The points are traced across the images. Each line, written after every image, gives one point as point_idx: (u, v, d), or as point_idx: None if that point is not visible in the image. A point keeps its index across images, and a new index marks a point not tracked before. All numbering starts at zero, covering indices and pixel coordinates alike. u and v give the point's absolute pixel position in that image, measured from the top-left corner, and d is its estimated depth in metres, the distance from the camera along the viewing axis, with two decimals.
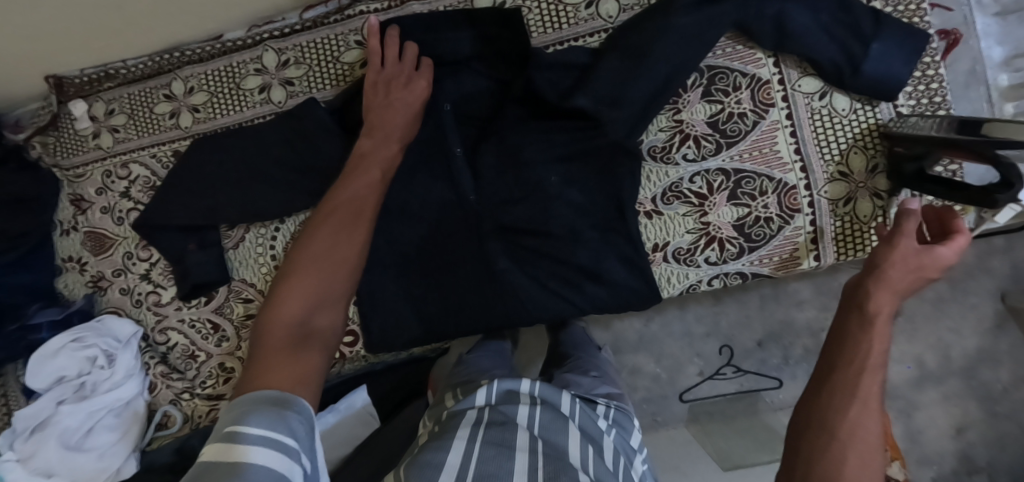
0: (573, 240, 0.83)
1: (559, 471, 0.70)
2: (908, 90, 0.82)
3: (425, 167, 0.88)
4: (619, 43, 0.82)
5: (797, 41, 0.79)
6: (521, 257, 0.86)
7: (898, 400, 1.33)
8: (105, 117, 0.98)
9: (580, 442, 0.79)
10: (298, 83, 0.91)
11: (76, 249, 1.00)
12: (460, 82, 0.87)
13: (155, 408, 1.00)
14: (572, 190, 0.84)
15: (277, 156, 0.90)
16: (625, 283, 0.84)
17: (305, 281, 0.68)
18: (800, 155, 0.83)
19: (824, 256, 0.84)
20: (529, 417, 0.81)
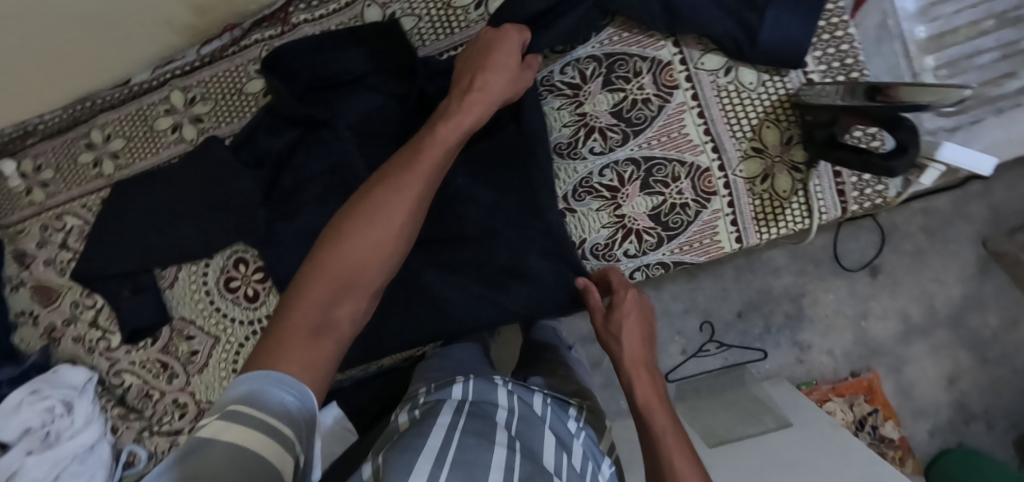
0: (490, 241, 0.81)
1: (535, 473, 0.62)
2: (817, 55, 0.78)
3: (332, 192, 0.87)
4: None
5: (690, 18, 0.76)
6: (445, 266, 0.83)
7: (887, 357, 1.35)
8: (34, 173, 1.00)
9: (556, 447, 0.72)
10: (208, 119, 0.92)
11: (27, 303, 1.03)
12: (358, 100, 0.86)
13: (121, 449, 1.02)
14: (483, 189, 0.82)
15: (194, 194, 0.91)
16: (549, 278, 0.81)
17: (333, 259, 0.59)
18: (710, 135, 0.80)
19: (746, 237, 0.81)
20: (506, 420, 0.73)
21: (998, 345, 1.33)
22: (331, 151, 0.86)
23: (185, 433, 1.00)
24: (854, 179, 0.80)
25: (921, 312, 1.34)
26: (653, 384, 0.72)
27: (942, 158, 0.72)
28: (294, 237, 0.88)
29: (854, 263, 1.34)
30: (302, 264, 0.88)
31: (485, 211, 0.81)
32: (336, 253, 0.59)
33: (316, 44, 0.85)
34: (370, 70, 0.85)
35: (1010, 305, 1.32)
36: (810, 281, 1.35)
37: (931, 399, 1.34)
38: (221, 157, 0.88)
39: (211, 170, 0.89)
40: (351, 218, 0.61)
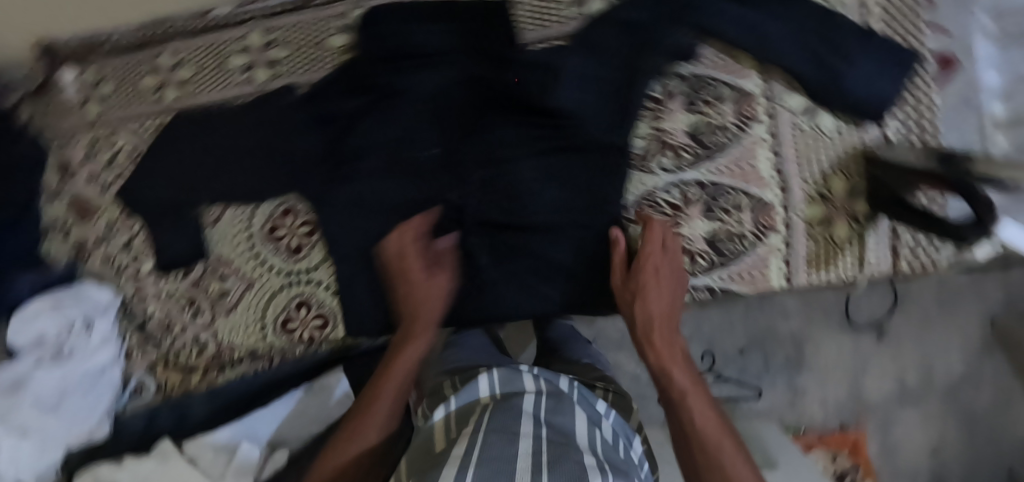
0: (552, 233, 0.84)
1: (562, 453, 0.63)
2: (897, 113, 0.80)
3: (391, 163, 0.86)
4: (599, 45, 0.79)
5: (778, 55, 0.77)
6: (500, 252, 0.86)
7: (874, 411, 1.37)
8: (95, 86, 0.99)
9: (586, 426, 0.74)
10: (282, 64, 0.91)
11: (61, 215, 1.01)
12: (430, 76, 0.83)
13: (130, 376, 1.02)
14: (553, 185, 0.83)
15: (250, 136, 0.89)
16: (600, 281, 0.85)
17: (391, 372, 0.81)
18: (779, 172, 0.82)
19: (796, 277, 0.83)
20: (531, 406, 0.74)
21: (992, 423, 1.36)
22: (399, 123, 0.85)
23: (200, 371, 1.01)
24: (910, 239, 0.81)
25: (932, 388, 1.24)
26: (686, 381, 0.74)
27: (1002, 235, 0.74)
28: (349, 200, 0.88)
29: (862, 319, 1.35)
30: (353, 227, 0.89)
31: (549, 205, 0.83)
32: (392, 385, 0.80)
33: (404, 13, 0.84)
34: (455, 48, 0.83)
35: (1006, 387, 1.35)
36: (816, 328, 1.35)
37: (914, 461, 1.38)
38: (292, 106, 0.88)
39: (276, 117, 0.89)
40: (408, 337, 0.83)
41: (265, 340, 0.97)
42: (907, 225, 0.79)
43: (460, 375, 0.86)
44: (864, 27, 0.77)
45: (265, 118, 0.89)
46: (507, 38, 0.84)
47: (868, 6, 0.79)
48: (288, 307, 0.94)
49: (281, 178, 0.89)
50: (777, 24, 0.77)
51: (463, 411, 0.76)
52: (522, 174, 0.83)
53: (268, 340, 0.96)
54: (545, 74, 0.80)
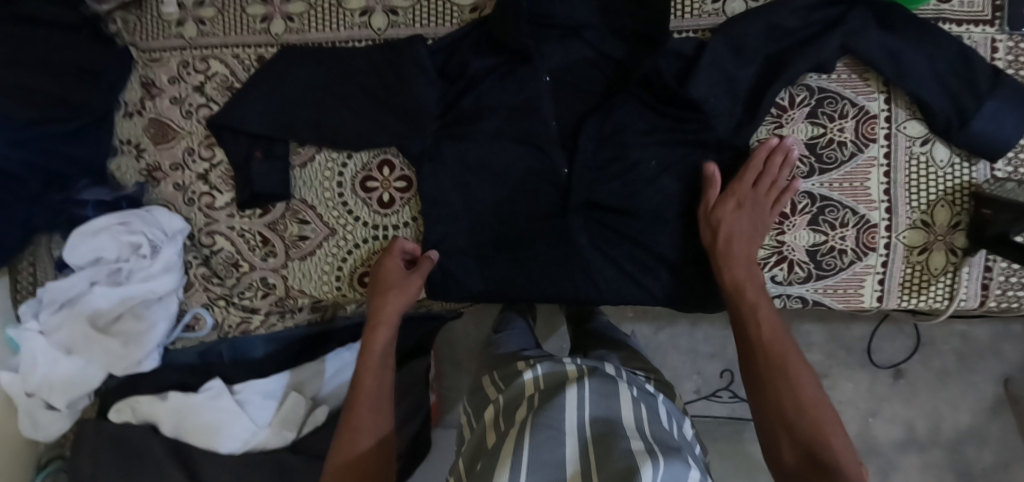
0: (657, 223, 0.85)
1: (613, 448, 0.64)
2: (1010, 156, 0.82)
3: (506, 131, 0.86)
4: (742, 42, 0.81)
5: (911, 81, 0.79)
6: (602, 236, 0.86)
7: (880, 458, 1.27)
8: (194, 6, 0.95)
9: (633, 406, 0.73)
10: (403, 14, 0.89)
11: (137, 134, 0.97)
12: (567, 50, 0.85)
13: (186, 310, 0.99)
14: (668, 177, 0.84)
15: (363, 82, 0.88)
16: (699, 278, 0.85)
17: (372, 363, 0.80)
18: (888, 196, 0.83)
19: (887, 299, 0.85)
20: (576, 396, 0.71)
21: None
22: (520, 93, 0.85)
23: (262, 314, 0.98)
24: (1001, 278, 0.83)
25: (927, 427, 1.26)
26: (773, 329, 0.72)
27: None
28: (457, 164, 0.87)
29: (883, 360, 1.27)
30: (454, 190, 0.87)
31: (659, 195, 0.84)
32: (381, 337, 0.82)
33: None
34: (594, 27, 0.84)
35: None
36: (835, 365, 1.28)
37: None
38: (410, 58, 0.86)
39: (395, 66, 0.87)
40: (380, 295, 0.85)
41: (339, 291, 0.94)
42: (1006, 262, 0.81)
43: (500, 370, 0.86)
44: (996, 67, 0.79)
45: (381, 66, 0.88)
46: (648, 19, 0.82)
47: (997, 48, 0.81)
48: (368, 261, 0.92)
49: (388, 128, 0.87)
50: (915, 50, 0.79)
51: (508, 401, 0.77)
52: (638, 158, 0.83)
53: (342, 292, 0.94)
54: (682, 65, 0.83)
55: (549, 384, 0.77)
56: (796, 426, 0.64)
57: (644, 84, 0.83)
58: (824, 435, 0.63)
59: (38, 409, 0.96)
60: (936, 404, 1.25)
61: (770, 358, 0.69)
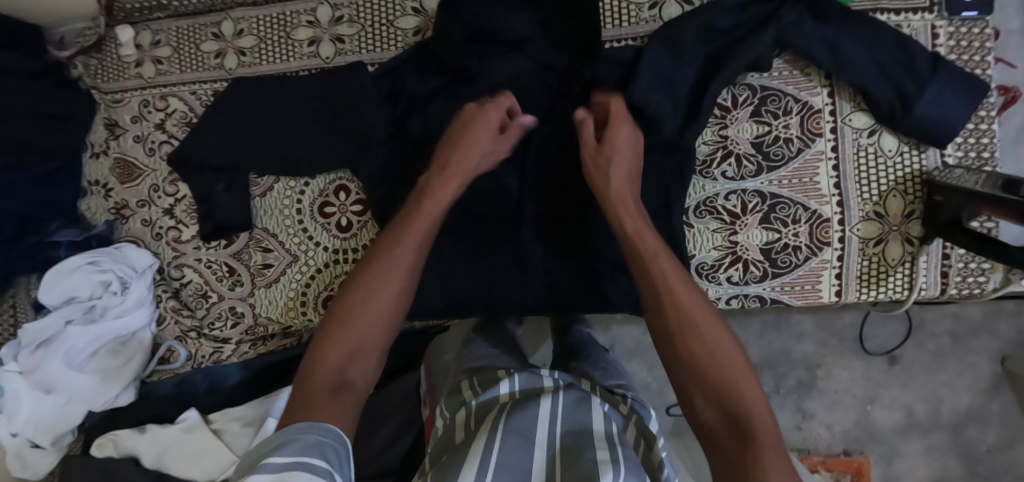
0: (611, 228, 0.85)
1: (580, 452, 0.64)
2: (959, 140, 0.81)
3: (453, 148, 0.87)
4: (680, 42, 0.81)
5: (852, 69, 0.79)
6: (558, 248, 0.86)
7: (880, 445, 1.21)
8: (151, 47, 0.98)
9: (605, 420, 0.71)
10: (349, 41, 0.91)
11: (105, 174, 1.00)
12: (510, 64, 0.85)
13: (160, 343, 1.01)
14: None
15: (314, 108, 0.90)
16: None
17: (386, 284, 0.71)
18: (839, 189, 0.83)
19: (846, 293, 0.84)
20: (549, 406, 0.71)
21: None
22: (463, 110, 0.86)
23: (233, 343, 0.99)
24: (960, 265, 0.83)
25: (927, 412, 1.19)
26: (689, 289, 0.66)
27: None
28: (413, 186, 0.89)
29: (875, 347, 1.21)
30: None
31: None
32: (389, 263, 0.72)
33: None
34: (535, 41, 0.84)
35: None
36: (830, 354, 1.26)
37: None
38: (358, 83, 0.87)
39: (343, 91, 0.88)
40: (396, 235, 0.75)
41: (305, 317, 0.95)
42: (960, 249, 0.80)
43: (476, 375, 0.80)
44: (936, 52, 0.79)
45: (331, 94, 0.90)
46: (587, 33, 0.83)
47: (938, 34, 0.81)
48: (331, 285, 0.93)
49: (342, 152, 0.89)
50: (853, 39, 0.79)
51: (480, 405, 0.74)
52: (585, 166, 0.84)
53: (308, 317, 0.95)
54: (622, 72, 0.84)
55: (526, 395, 0.75)
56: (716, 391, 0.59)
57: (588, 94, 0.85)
58: (748, 403, 0.58)
59: (26, 449, 0.99)
60: (934, 387, 1.19)
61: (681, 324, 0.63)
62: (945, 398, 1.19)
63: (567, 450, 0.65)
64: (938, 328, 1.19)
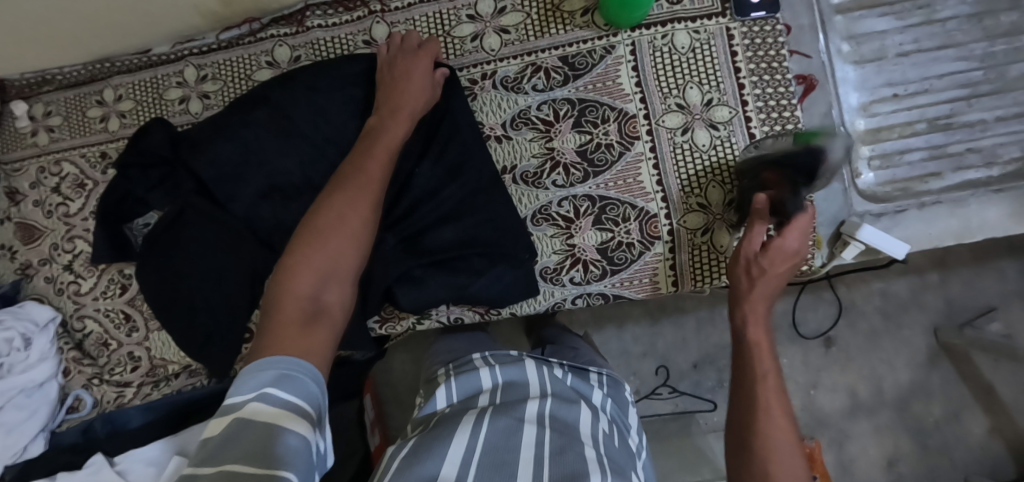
0: (413, 282, 0.89)
1: (565, 447, 0.73)
2: (765, 130, 0.87)
3: (444, 155, 0.89)
4: (467, 174, 0.89)
5: (621, 115, 0.89)
6: (413, 247, 0.89)
7: (830, 429, 1.35)
8: (43, 117, 1.05)
9: (588, 418, 0.82)
10: (214, 96, 1.00)
11: (8, 239, 1.07)
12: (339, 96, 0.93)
13: (68, 392, 1.06)
14: (446, 227, 0.89)
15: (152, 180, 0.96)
16: (433, 293, 0.89)
17: None
18: (661, 186, 0.88)
19: (682, 283, 0.90)
20: (475, 431, 0.75)
21: (940, 432, 1.32)
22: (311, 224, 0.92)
23: (134, 386, 1.05)
24: None
25: (871, 391, 1.34)
26: None
27: (861, 238, 0.83)
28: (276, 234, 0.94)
29: (811, 331, 1.36)
30: (220, 287, 0.95)
31: (440, 243, 0.89)
32: (310, 258, 0.72)
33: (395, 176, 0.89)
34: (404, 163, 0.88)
35: (956, 398, 1.32)
36: (766, 344, 1.36)
37: (869, 478, 1.33)
38: (190, 140, 0.94)
39: (177, 155, 0.95)
40: (287, 267, 0.71)
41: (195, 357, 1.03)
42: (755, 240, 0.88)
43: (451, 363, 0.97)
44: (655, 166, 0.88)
45: (173, 162, 0.95)
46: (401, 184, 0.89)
47: (733, 35, 0.88)
48: None
49: (175, 214, 0.95)
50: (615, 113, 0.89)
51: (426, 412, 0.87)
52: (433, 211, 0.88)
53: None
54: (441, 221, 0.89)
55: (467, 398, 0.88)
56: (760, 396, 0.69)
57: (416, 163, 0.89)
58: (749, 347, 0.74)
59: None
60: (873, 367, 1.34)
61: (769, 423, 0.66)
62: (885, 376, 1.34)
63: (490, 451, 0.71)
64: (868, 306, 1.34)
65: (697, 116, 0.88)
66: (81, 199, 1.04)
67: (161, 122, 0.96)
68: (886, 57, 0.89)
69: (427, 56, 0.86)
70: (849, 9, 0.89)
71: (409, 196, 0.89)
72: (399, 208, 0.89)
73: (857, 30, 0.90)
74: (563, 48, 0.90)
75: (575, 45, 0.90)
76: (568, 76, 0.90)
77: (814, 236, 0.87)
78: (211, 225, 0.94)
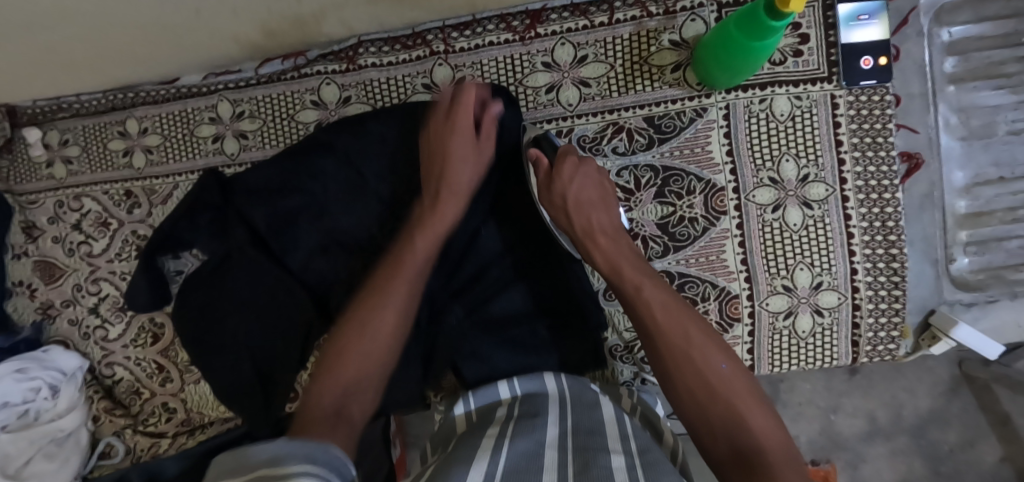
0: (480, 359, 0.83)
1: (589, 459, 0.58)
2: (863, 211, 0.81)
3: (515, 218, 0.84)
4: (540, 244, 0.84)
5: (711, 185, 0.82)
6: (479, 319, 0.84)
7: (847, 453, 1.08)
8: (59, 146, 0.96)
9: (618, 425, 0.68)
10: (252, 137, 0.91)
11: (27, 276, 0.99)
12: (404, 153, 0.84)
13: (99, 438, 1.00)
14: (514, 296, 0.84)
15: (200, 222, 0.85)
16: (503, 367, 0.83)
17: None
18: (746, 265, 0.82)
19: (758, 367, 0.85)
20: (491, 459, 0.58)
21: (954, 460, 1.06)
22: None
23: (169, 436, 0.99)
24: (871, 334, 0.83)
25: (888, 417, 1.06)
26: None
27: (957, 337, 0.78)
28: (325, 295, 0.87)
29: None
30: (272, 350, 0.87)
31: (507, 310, 0.84)
32: (350, 353, 0.68)
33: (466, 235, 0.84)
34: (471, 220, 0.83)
35: (974, 424, 1.05)
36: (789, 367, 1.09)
37: None
38: (246, 189, 0.84)
39: (229, 203, 0.85)
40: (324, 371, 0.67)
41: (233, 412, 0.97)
42: (840, 326, 0.83)
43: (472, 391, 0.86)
44: (742, 242, 0.82)
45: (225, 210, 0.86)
46: (465, 249, 0.84)
47: (837, 104, 0.80)
48: None
49: (216, 263, 0.87)
50: (700, 181, 0.82)
51: (439, 436, 0.74)
52: (502, 276, 0.84)
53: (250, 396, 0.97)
54: (511, 293, 0.83)
55: (482, 418, 0.74)
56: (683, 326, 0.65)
57: (486, 226, 0.84)
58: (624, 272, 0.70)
59: None
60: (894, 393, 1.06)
61: (670, 339, 0.64)
62: (905, 402, 1.06)
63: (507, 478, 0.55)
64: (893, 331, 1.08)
65: (791, 192, 0.81)
66: (104, 239, 0.96)
67: (211, 172, 0.86)
68: (995, 134, 0.82)
69: (469, 100, 0.77)
70: (963, 79, 0.82)
71: (478, 263, 0.84)
72: (465, 274, 0.84)
73: (970, 103, 0.82)
74: (648, 107, 0.82)
75: (663, 105, 0.82)
76: (652, 139, 0.82)
77: (901, 327, 0.82)
78: (265, 279, 0.85)
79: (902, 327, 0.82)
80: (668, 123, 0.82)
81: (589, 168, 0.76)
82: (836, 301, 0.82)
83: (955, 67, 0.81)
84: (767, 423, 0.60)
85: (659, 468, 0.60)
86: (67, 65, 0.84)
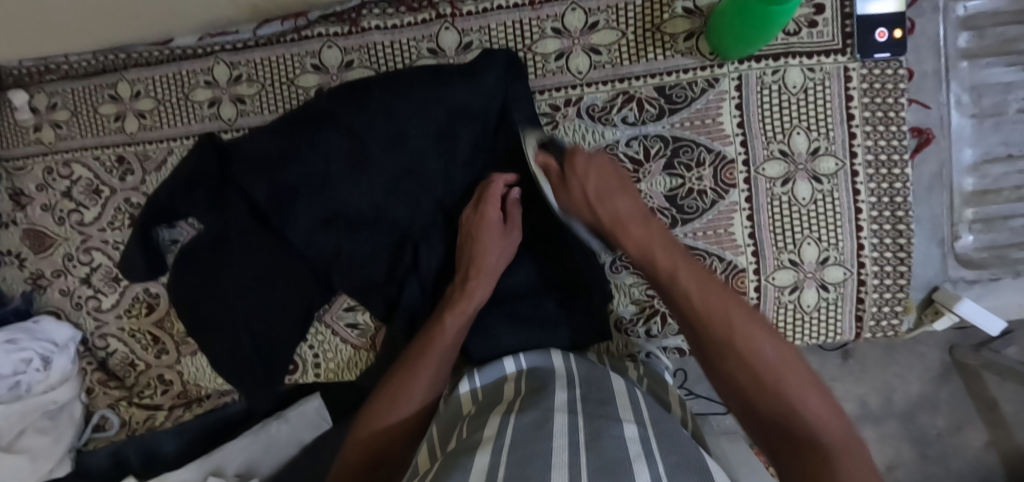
0: (485, 331, 0.82)
1: (601, 430, 0.57)
2: (872, 187, 0.80)
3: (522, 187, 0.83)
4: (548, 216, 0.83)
5: (721, 156, 0.81)
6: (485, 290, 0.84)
7: None
8: (47, 110, 0.93)
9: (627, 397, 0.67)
10: (249, 101, 0.88)
11: (15, 245, 0.96)
12: None
13: (93, 411, 0.98)
14: (521, 269, 0.84)
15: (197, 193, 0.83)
16: (509, 340, 0.82)
17: None
18: (753, 239, 0.82)
19: None
20: (500, 433, 0.57)
21: (941, 444, 1.07)
22: (382, 263, 0.85)
23: (165, 409, 0.97)
24: (874, 309, 0.83)
25: (879, 401, 1.07)
26: None
27: (960, 312, 0.79)
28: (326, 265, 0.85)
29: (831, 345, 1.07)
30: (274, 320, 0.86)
31: (514, 285, 0.84)
32: (381, 428, 0.73)
33: None
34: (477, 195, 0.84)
35: (960, 405, 1.06)
36: None
37: None
38: (247, 157, 0.82)
39: (229, 171, 0.83)
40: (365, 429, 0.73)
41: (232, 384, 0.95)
42: (844, 299, 0.83)
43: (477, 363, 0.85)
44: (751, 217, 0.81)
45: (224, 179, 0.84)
46: None
47: (851, 76, 0.79)
48: None
49: (216, 233, 0.85)
50: (710, 152, 0.81)
51: (447, 411, 0.72)
52: None
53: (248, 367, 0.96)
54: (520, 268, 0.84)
55: (489, 394, 0.72)
56: (728, 330, 0.62)
57: None
58: (666, 267, 0.67)
59: None
60: (886, 379, 1.06)
61: (714, 325, 0.63)
62: (895, 382, 1.07)
63: (517, 453, 0.53)
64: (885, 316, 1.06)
65: (801, 166, 0.80)
66: (96, 207, 0.93)
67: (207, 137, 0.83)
68: (1006, 112, 0.82)
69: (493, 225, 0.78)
70: (976, 55, 0.81)
71: None
72: None
73: (982, 80, 0.81)
74: (659, 76, 0.80)
75: (674, 75, 0.80)
76: (663, 109, 0.81)
77: (905, 302, 0.83)
78: (267, 250, 0.84)
79: (905, 302, 0.82)
80: (680, 93, 0.80)
81: (610, 131, 0.75)
82: (841, 276, 0.82)
83: (968, 43, 0.81)
84: (820, 403, 0.58)
85: (674, 438, 0.59)
86: (58, 21, 0.80)
